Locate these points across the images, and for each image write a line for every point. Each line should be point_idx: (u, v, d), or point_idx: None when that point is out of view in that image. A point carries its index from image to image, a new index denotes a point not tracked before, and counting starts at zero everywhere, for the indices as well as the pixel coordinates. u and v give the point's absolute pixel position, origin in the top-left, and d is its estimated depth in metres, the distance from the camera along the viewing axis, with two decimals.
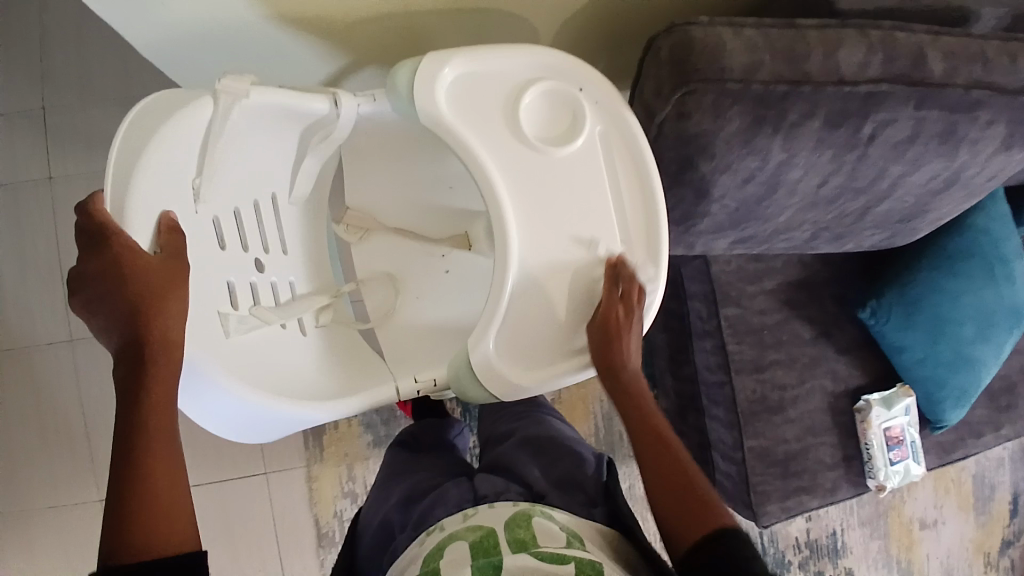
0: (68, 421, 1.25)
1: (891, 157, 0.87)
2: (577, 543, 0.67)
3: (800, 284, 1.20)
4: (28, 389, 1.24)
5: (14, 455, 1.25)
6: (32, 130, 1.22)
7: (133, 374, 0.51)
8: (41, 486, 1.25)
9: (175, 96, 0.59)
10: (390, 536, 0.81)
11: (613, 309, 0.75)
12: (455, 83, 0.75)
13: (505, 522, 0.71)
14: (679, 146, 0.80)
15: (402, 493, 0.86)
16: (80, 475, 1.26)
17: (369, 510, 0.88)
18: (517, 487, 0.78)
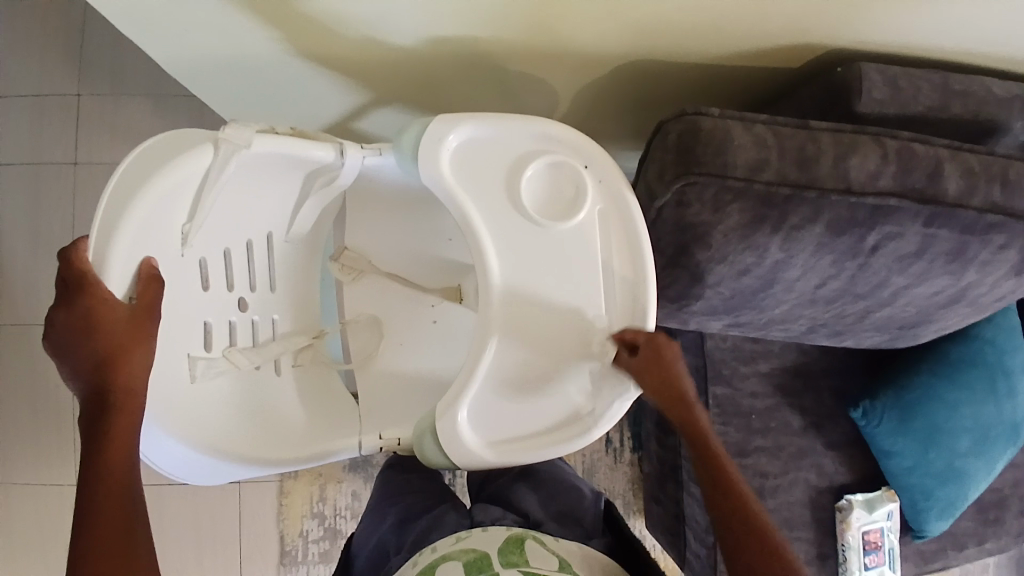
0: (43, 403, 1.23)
1: (895, 268, 0.85)
2: (569, 568, 0.67)
3: (796, 370, 1.17)
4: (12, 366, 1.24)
5: None
6: (62, 114, 1.24)
7: (94, 422, 0.52)
8: (9, 464, 1.24)
9: (176, 139, 0.60)
10: (384, 557, 0.80)
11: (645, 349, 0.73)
12: (460, 148, 0.75)
13: (498, 545, 0.69)
14: (677, 233, 0.78)
15: (395, 514, 0.84)
16: (47, 459, 1.25)
17: (364, 533, 0.86)
18: (513, 518, 0.80)
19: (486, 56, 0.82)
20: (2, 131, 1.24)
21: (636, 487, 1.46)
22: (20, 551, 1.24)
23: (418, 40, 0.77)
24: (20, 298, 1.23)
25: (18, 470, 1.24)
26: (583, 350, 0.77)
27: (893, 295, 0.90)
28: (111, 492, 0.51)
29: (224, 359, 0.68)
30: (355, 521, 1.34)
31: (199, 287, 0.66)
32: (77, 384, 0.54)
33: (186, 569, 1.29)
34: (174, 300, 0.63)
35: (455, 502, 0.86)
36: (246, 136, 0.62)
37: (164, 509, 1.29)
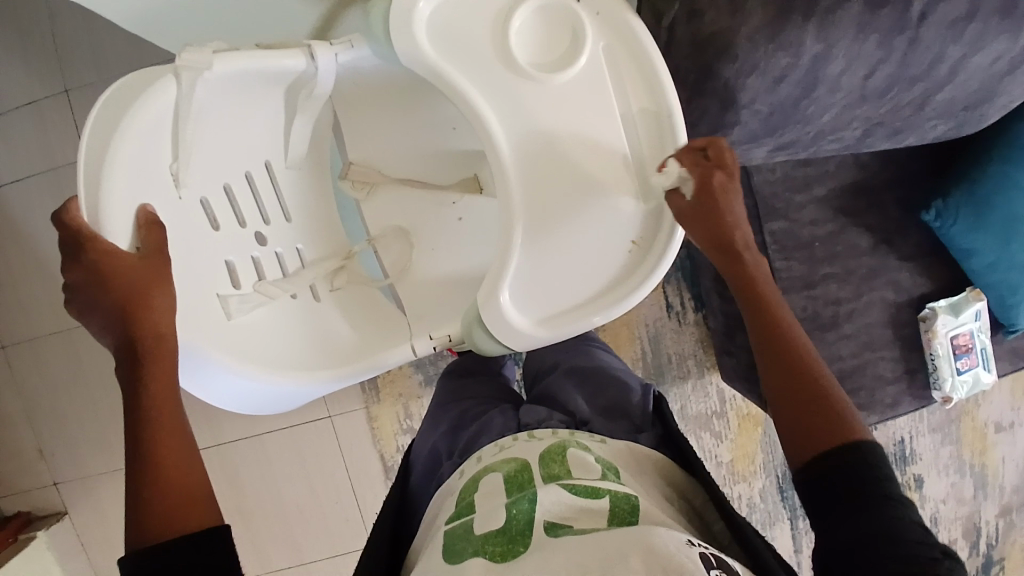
0: (92, 397, 1.33)
1: (951, 37, 0.75)
2: (612, 475, 0.63)
3: (857, 187, 1.07)
4: (54, 371, 1.32)
5: (47, 432, 1.35)
6: (57, 113, 1.23)
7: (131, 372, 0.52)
8: (77, 457, 1.35)
9: (136, 77, 0.57)
10: (437, 462, 0.80)
11: (711, 175, 0.65)
12: (436, 16, 0.68)
13: (539, 457, 0.66)
14: (695, 53, 0.70)
15: (448, 421, 0.83)
16: (108, 446, 1.35)
17: (419, 440, 0.86)
18: (559, 416, 0.75)
19: None
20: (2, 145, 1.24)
21: (706, 345, 1.43)
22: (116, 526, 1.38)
23: None
24: None
25: (113, 453, 1.36)
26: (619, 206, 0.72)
27: (951, 71, 0.79)
28: (164, 432, 0.51)
29: (256, 293, 0.67)
30: None
31: (209, 227, 0.65)
32: (107, 341, 0.54)
33: (303, 498, 1.40)
34: (187, 247, 0.62)
35: (504, 406, 0.83)
36: (204, 58, 0.58)
37: (267, 454, 1.38)
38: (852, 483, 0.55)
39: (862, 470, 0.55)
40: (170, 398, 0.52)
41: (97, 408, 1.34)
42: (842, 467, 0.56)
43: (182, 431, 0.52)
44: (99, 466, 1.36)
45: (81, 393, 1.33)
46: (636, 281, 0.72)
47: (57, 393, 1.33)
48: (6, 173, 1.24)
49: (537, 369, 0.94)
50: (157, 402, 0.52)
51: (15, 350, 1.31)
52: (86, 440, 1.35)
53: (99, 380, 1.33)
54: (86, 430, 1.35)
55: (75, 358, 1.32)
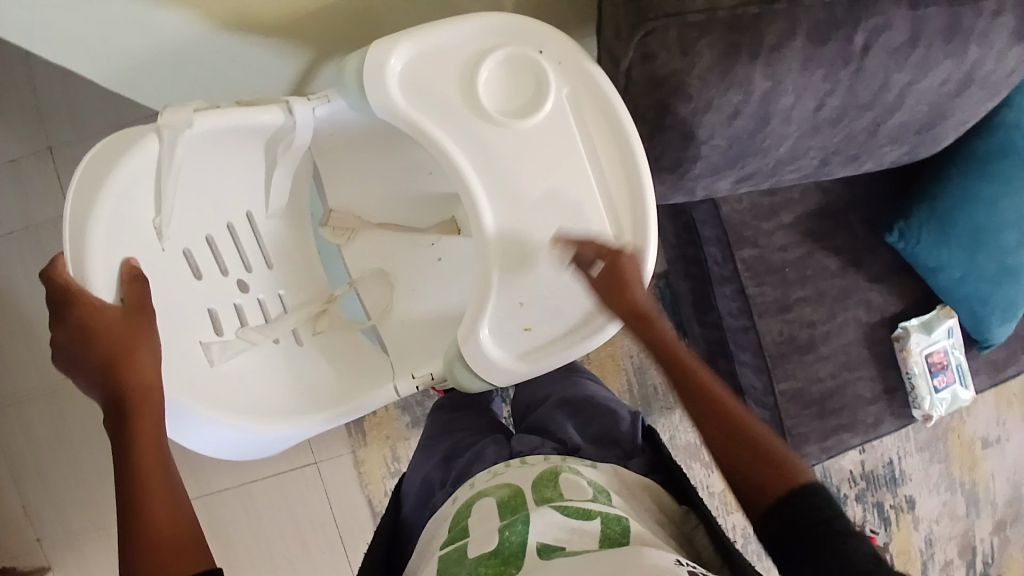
0: (78, 455, 1.32)
1: (893, 66, 0.78)
2: (604, 497, 0.64)
3: (822, 212, 1.11)
4: (34, 430, 1.31)
5: (29, 494, 1.32)
6: (39, 168, 1.27)
7: (120, 425, 0.53)
8: (61, 519, 1.33)
9: (119, 137, 0.59)
10: (430, 492, 0.79)
11: (607, 282, 0.71)
12: (406, 69, 0.71)
13: (532, 483, 0.67)
14: (652, 91, 0.73)
15: (441, 452, 0.83)
16: (94, 504, 1.34)
17: (411, 471, 0.85)
18: (551, 444, 0.77)
19: None
20: None
21: None
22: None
23: None
24: None
25: (98, 513, 1.34)
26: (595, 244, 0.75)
27: (899, 97, 0.82)
28: (153, 482, 0.52)
29: (240, 339, 0.69)
30: None
31: (192, 277, 0.67)
32: (94, 393, 0.55)
33: (293, 550, 1.37)
34: (169, 297, 0.64)
35: (496, 436, 0.84)
36: (185, 117, 0.61)
37: (255, 505, 1.36)
38: (810, 524, 0.59)
39: (814, 511, 0.60)
40: (156, 446, 0.54)
41: (82, 466, 1.33)
42: (794, 508, 0.60)
43: (168, 477, 0.53)
44: (85, 526, 1.34)
45: (66, 450, 1.32)
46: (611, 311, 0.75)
47: (40, 452, 1.32)
48: None
49: (525, 401, 0.95)
50: (145, 454, 0.53)
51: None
52: (67, 499, 1.33)
53: (84, 437, 1.32)
54: (70, 490, 1.33)
55: (56, 415, 1.31)
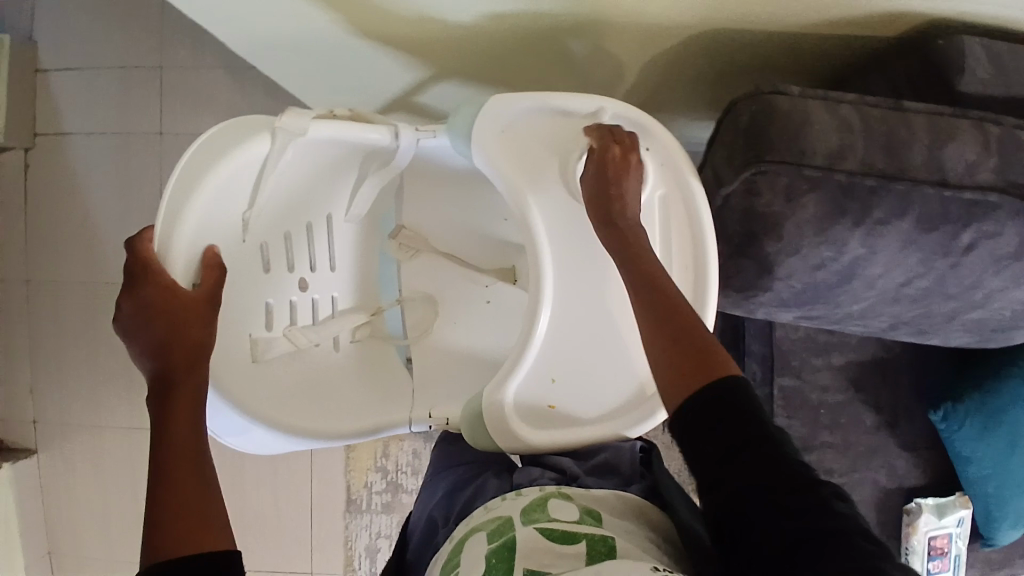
0: (113, 356, 1.41)
1: (990, 270, 0.76)
2: (590, 518, 0.63)
3: (873, 365, 1.09)
4: (84, 321, 1.41)
5: (64, 377, 1.42)
6: (148, 84, 1.36)
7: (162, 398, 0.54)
8: (87, 409, 1.42)
9: (235, 125, 0.62)
10: (435, 528, 0.76)
11: (608, 148, 0.72)
12: (514, 129, 0.75)
13: (520, 509, 0.65)
14: (744, 221, 0.74)
15: (446, 483, 0.79)
16: (121, 405, 1.42)
17: (419, 505, 0.82)
18: (550, 475, 0.73)
19: (536, 21, 0.78)
20: (89, 99, 1.37)
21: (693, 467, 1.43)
22: (94, 483, 1.43)
23: (472, 17, 0.77)
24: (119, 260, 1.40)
25: (118, 415, 1.42)
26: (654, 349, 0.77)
27: (986, 297, 0.80)
28: (183, 457, 0.51)
29: (285, 339, 0.71)
30: (416, 478, 1.40)
31: (261, 269, 0.70)
32: (143, 366, 0.56)
33: (264, 511, 1.40)
34: (236, 280, 0.67)
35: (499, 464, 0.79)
36: (302, 124, 0.63)
37: (243, 458, 1.39)
38: (744, 429, 0.54)
39: (739, 411, 0.55)
40: (192, 420, 0.53)
41: (120, 367, 1.42)
42: (718, 413, 0.55)
43: (197, 451, 0.52)
44: (110, 421, 1.43)
45: (104, 347, 1.41)
46: (640, 415, 0.75)
47: (84, 342, 1.42)
48: (84, 126, 1.38)
49: None
50: (181, 430, 0.52)
51: (51, 290, 1.41)
52: (76, 391, 1.42)
53: None
54: (94, 385, 1.42)
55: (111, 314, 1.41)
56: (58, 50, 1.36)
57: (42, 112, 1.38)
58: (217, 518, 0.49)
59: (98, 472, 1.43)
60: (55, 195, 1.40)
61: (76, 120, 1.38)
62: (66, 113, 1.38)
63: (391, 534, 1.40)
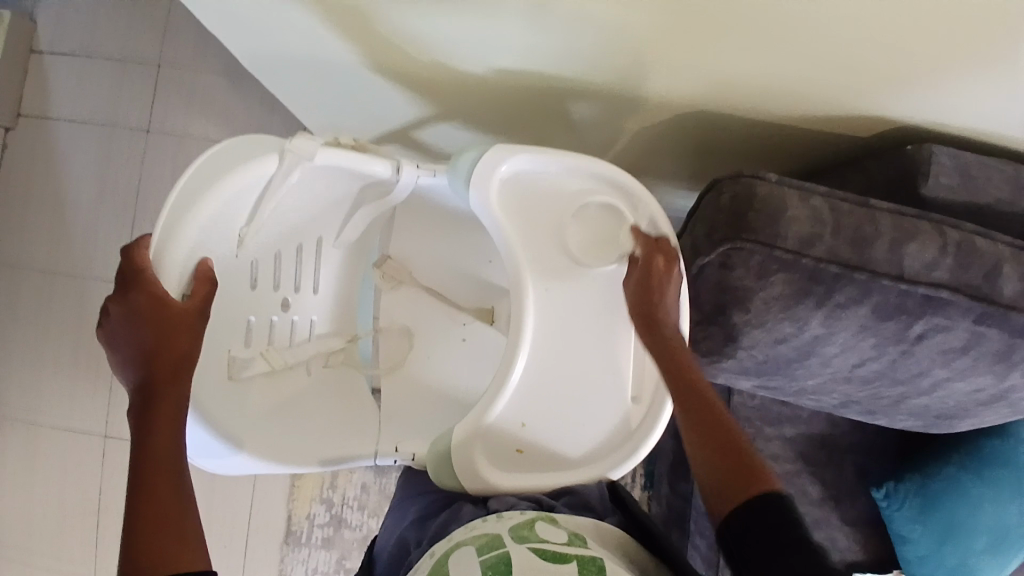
0: (60, 352, 1.35)
1: (937, 361, 0.81)
2: (579, 541, 0.66)
3: (823, 439, 1.14)
4: (35, 311, 1.36)
5: (4, 366, 1.36)
6: (142, 81, 1.35)
7: (144, 408, 0.55)
8: (23, 403, 1.36)
9: (246, 143, 0.63)
10: (406, 553, 0.76)
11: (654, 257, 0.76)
12: (511, 179, 0.78)
13: (510, 528, 0.66)
14: (717, 292, 0.78)
15: (416, 509, 0.79)
16: (58, 403, 1.36)
17: (386, 529, 0.82)
18: (526, 502, 0.74)
19: (541, 82, 0.83)
20: (79, 89, 1.36)
21: None
22: (17, 482, 1.36)
23: (486, 71, 0.81)
24: (83, 253, 1.35)
25: (53, 413, 1.36)
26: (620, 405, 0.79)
27: (932, 386, 0.85)
28: (162, 469, 0.53)
29: (261, 358, 0.71)
30: (361, 513, 1.36)
31: (246, 285, 0.70)
32: (127, 373, 0.57)
33: None
34: (224, 294, 0.67)
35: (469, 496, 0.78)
36: (310, 150, 0.64)
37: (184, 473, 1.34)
38: (785, 530, 0.59)
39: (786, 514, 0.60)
40: (172, 432, 0.55)
41: (63, 364, 1.35)
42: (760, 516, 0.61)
43: (174, 463, 0.54)
44: (44, 419, 1.36)
45: (51, 341, 1.35)
46: (608, 463, 0.77)
47: (31, 333, 1.36)
48: (69, 114, 1.36)
49: None
50: (162, 443, 0.54)
51: (7, 275, 1.36)
52: (14, 381, 1.36)
53: (75, 339, 1.35)
54: (35, 379, 1.36)
55: (64, 308, 1.35)
56: (57, 36, 1.35)
57: (28, 94, 1.36)
58: (192, 535, 0.52)
59: (22, 472, 1.36)
60: (27, 179, 1.37)
61: (62, 106, 1.36)
62: (53, 99, 1.36)
63: (328, 570, 1.35)
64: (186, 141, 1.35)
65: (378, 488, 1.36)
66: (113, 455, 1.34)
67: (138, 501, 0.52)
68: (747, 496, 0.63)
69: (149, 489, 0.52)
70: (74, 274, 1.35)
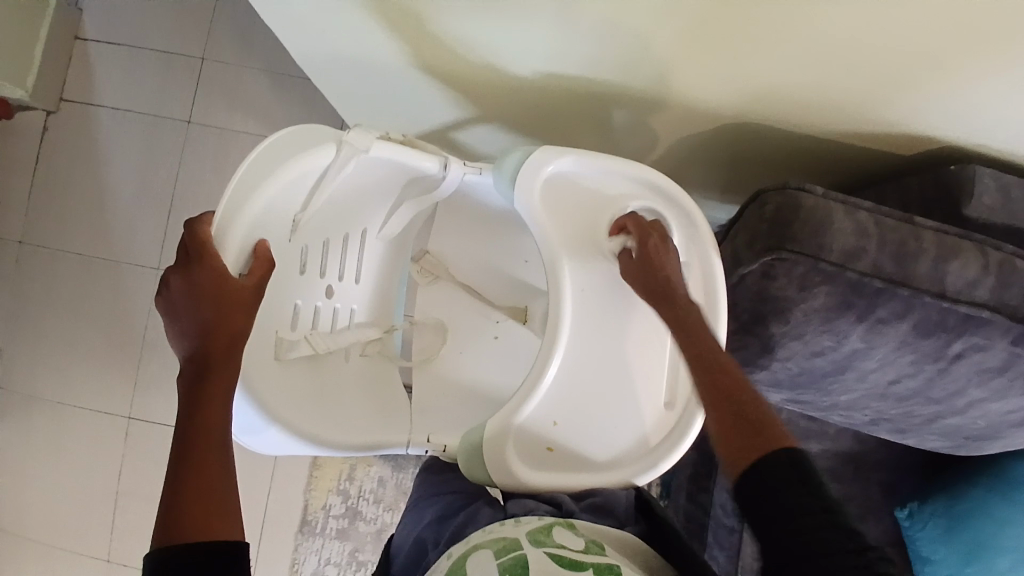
0: (92, 332, 1.38)
1: (974, 381, 0.81)
2: (596, 548, 0.65)
3: (848, 457, 1.13)
4: (70, 291, 1.39)
5: (37, 344, 1.39)
6: (184, 72, 1.39)
7: (194, 381, 0.56)
8: (52, 380, 1.39)
9: (308, 133, 0.66)
10: (424, 552, 0.75)
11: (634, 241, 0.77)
12: (556, 179, 0.80)
13: (526, 533, 0.66)
14: (755, 300, 0.79)
15: (434, 510, 0.77)
16: (86, 383, 1.38)
17: (403, 526, 0.81)
18: (545, 509, 0.74)
19: (586, 87, 0.84)
20: (124, 77, 1.39)
21: None
22: (42, 457, 1.38)
23: (532, 74, 0.83)
24: (119, 236, 1.38)
25: (81, 392, 1.38)
26: (655, 410, 0.79)
27: (967, 406, 0.85)
28: (209, 443, 0.55)
29: (305, 342, 0.72)
30: (377, 507, 1.37)
31: (297, 270, 0.72)
32: (181, 346, 0.59)
33: None
34: (279, 279, 0.69)
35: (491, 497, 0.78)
36: (366, 141, 0.66)
37: None
38: (787, 497, 0.58)
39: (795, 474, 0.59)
40: (222, 407, 0.56)
41: (93, 345, 1.38)
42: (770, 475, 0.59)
43: (221, 439, 0.56)
44: (71, 398, 1.38)
45: (84, 321, 1.38)
46: (634, 470, 0.77)
47: (63, 312, 1.39)
48: (114, 101, 1.40)
49: None
50: (209, 418, 0.56)
51: (45, 254, 1.40)
52: (46, 361, 1.39)
53: (107, 319, 1.38)
54: (65, 357, 1.39)
55: (98, 290, 1.38)
56: (104, 26, 1.39)
57: (74, 81, 1.40)
58: (231, 511, 0.53)
59: (47, 448, 1.38)
60: (69, 163, 1.40)
61: (106, 94, 1.40)
62: (98, 86, 1.40)
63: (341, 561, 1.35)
64: (225, 131, 1.38)
65: (395, 483, 1.37)
66: (137, 437, 1.37)
67: (182, 474, 0.53)
68: (755, 460, 0.61)
69: (194, 463, 0.54)
70: (111, 257, 1.38)
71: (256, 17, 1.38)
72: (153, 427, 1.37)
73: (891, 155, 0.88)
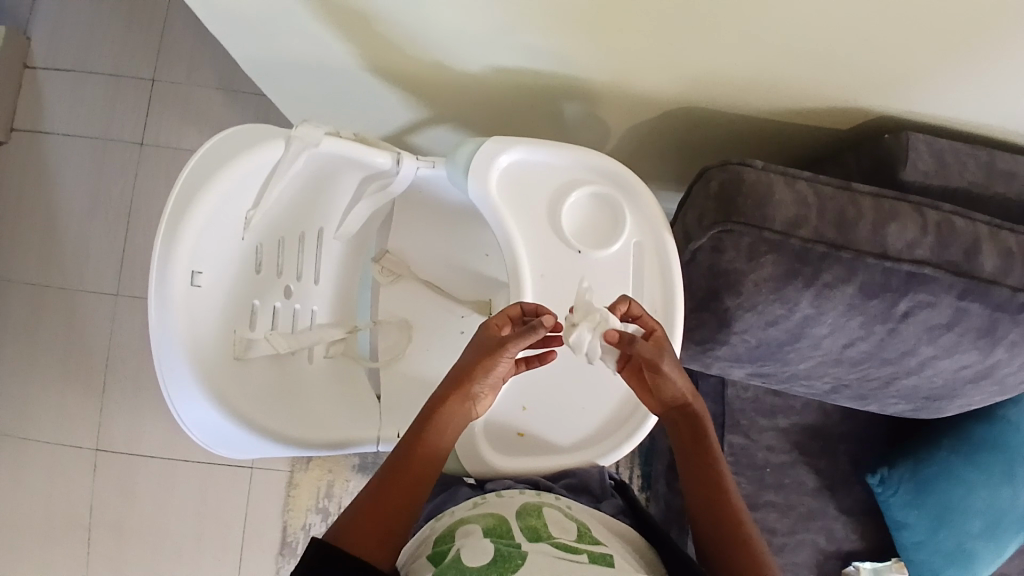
0: (52, 363, 1.34)
1: (924, 338, 0.83)
2: (588, 537, 0.63)
3: (815, 430, 1.16)
4: (26, 324, 1.35)
5: None
6: (135, 93, 1.38)
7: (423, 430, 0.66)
8: (11, 418, 1.34)
9: (258, 129, 0.67)
10: None
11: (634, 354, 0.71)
12: (508, 168, 0.81)
13: (515, 512, 0.66)
14: (710, 278, 0.82)
15: None
16: (46, 417, 1.34)
17: None
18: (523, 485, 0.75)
19: (532, 80, 0.86)
20: (72, 102, 1.38)
21: None
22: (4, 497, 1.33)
23: (481, 70, 0.85)
24: (76, 264, 1.35)
25: (42, 427, 1.34)
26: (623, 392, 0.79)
27: (920, 365, 0.88)
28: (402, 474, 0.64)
29: (265, 341, 0.72)
30: None
31: (253, 269, 0.72)
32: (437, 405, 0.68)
33: (192, 548, 1.32)
34: (237, 278, 0.69)
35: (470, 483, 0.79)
36: (316, 136, 0.67)
37: (175, 482, 1.33)
38: None
39: None
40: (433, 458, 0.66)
41: (54, 375, 1.34)
42: None
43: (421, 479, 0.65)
44: (32, 432, 1.34)
45: (42, 352, 1.35)
46: (598, 451, 0.78)
47: (22, 345, 1.35)
48: (62, 126, 1.38)
49: None
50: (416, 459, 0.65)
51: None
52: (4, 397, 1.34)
53: (66, 349, 1.34)
54: (23, 392, 1.34)
55: (56, 319, 1.35)
56: (49, 52, 1.38)
57: (20, 108, 1.38)
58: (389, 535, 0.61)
59: (9, 488, 1.33)
60: (20, 192, 1.38)
61: (55, 120, 1.38)
62: (45, 112, 1.38)
63: None
64: (180, 150, 1.37)
65: None
66: (105, 469, 1.33)
67: (372, 493, 0.63)
68: None
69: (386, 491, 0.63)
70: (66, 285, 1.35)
71: (205, 36, 1.38)
72: (120, 457, 1.33)
73: (827, 133, 0.92)
